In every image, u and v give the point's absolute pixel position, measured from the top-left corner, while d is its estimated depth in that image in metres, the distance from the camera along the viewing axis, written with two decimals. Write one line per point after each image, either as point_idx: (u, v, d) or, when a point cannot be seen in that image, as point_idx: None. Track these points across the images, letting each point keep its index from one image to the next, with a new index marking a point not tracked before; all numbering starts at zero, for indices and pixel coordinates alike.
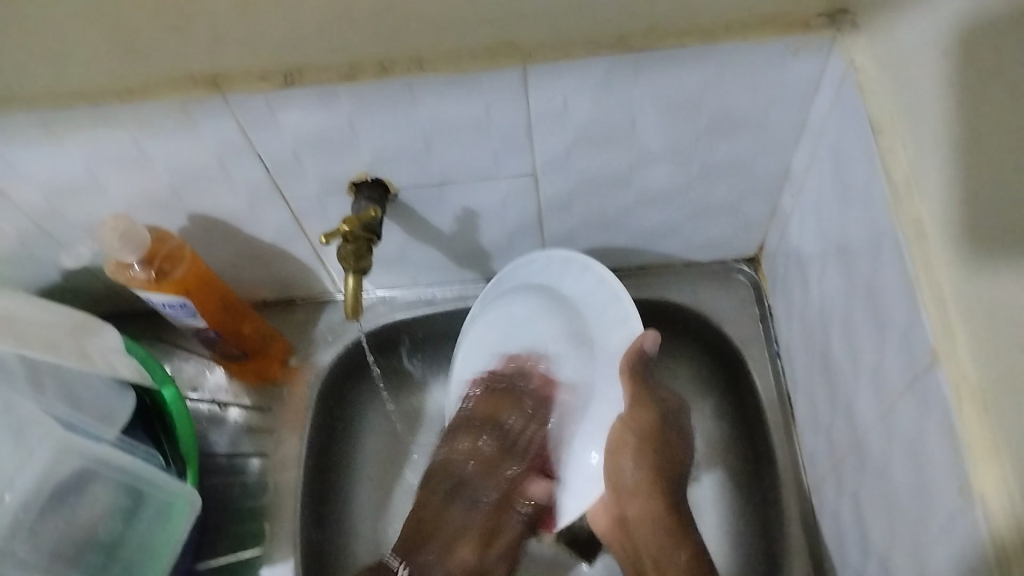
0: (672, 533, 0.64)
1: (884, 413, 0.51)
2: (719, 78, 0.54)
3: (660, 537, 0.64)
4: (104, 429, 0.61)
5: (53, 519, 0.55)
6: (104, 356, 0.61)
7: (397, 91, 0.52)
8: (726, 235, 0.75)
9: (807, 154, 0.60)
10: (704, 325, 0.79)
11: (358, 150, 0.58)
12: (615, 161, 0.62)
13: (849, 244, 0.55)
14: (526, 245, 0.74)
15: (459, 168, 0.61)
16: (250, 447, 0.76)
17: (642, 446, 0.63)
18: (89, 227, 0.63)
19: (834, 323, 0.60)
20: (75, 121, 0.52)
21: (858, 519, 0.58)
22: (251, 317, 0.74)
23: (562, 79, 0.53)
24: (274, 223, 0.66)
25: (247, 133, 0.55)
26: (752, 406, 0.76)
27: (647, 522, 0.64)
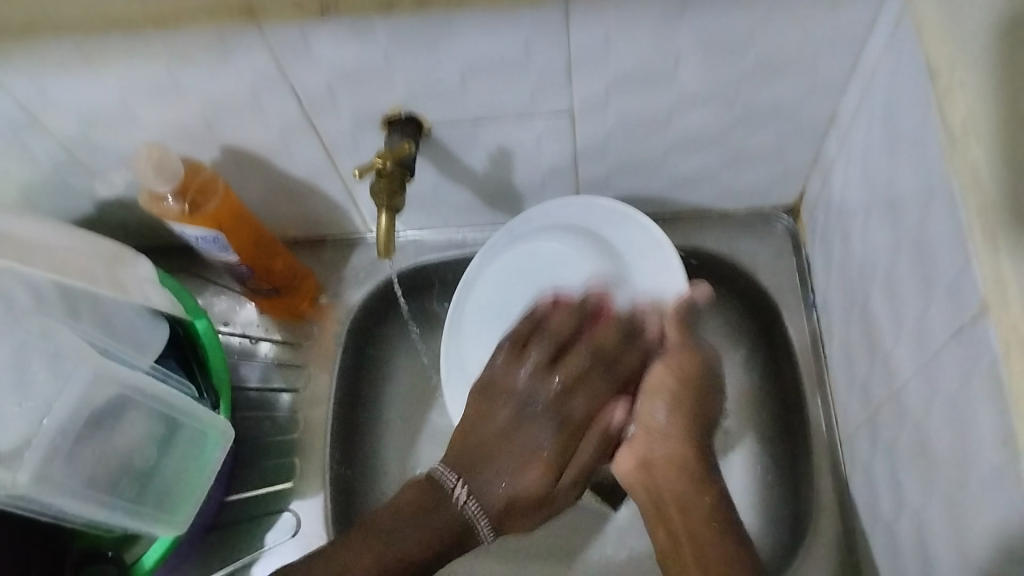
0: None
1: (926, 366, 0.50)
2: (770, 15, 0.52)
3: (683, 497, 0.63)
4: (139, 359, 0.61)
5: (91, 445, 0.56)
6: (139, 288, 0.61)
7: (433, 23, 0.51)
8: (765, 182, 0.73)
9: (858, 96, 0.58)
10: (739, 275, 0.78)
11: (392, 84, 0.56)
12: (656, 102, 0.60)
13: (898, 191, 0.53)
14: (560, 187, 0.72)
15: (495, 105, 0.59)
16: (280, 382, 0.76)
17: None
18: (123, 157, 0.63)
19: (877, 273, 0.58)
20: (107, 48, 0.52)
21: (891, 472, 0.58)
22: (283, 254, 0.74)
23: (605, 13, 0.51)
24: (306, 158, 0.65)
25: (280, 64, 0.54)
26: (786, 357, 0.75)
27: None
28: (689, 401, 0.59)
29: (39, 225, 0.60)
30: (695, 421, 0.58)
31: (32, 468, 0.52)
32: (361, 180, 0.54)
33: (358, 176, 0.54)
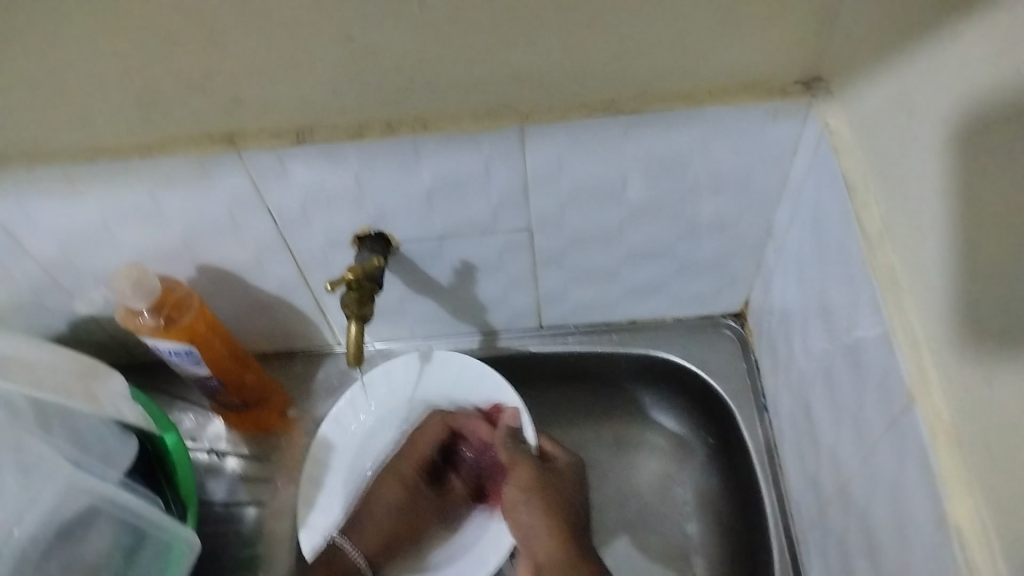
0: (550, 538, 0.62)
1: (867, 457, 0.53)
2: (703, 140, 0.57)
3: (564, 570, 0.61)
4: (108, 471, 0.62)
5: (57, 558, 0.56)
6: (111, 402, 0.63)
7: (401, 150, 0.56)
8: (713, 290, 0.77)
9: (788, 211, 0.64)
10: (693, 380, 0.82)
11: (362, 205, 0.60)
12: (606, 218, 0.65)
13: (830, 295, 0.57)
14: (520, 298, 0.76)
15: (457, 221, 0.63)
16: (246, 495, 0.77)
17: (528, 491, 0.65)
18: (100, 277, 0.66)
19: (817, 371, 0.62)
20: (93, 174, 0.55)
21: (844, 566, 0.60)
22: (254, 366, 0.75)
23: (558, 138, 0.56)
24: (278, 275, 0.68)
25: (257, 187, 0.58)
26: (742, 458, 0.78)
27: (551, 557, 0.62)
28: (542, 500, 0.64)
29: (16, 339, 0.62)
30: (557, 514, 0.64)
31: None
32: (333, 290, 0.57)
33: (329, 287, 0.57)
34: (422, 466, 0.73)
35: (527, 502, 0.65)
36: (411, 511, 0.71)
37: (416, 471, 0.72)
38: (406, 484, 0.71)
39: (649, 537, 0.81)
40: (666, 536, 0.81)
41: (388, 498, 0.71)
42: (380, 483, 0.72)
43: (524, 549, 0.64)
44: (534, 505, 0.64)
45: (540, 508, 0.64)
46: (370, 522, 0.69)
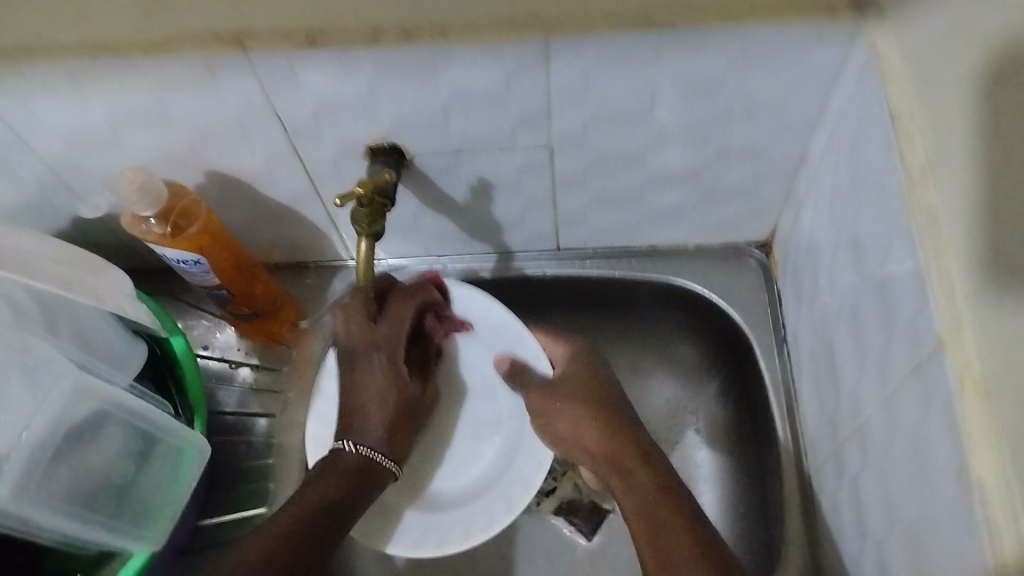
0: (625, 445, 0.65)
1: (888, 397, 0.52)
2: (741, 59, 0.54)
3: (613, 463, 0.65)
4: (117, 376, 0.61)
5: (68, 462, 0.55)
6: (112, 296, 0.59)
7: (418, 58, 0.52)
8: (739, 218, 0.75)
9: (826, 138, 0.60)
10: (713, 310, 0.80)
11: (375, 115, 0.58)
12: (632, 138, 0.62)
13: (863, 229, 0.54)
14: (538, 219, 0.74)
15: (475, 136, 0.61)
16: (256, 407, 0.77)
17: (570, 402, 0.69)
18: (107, 179, 0.64)
19: (842, 308, 0.60)
20: (96, 73, 0.53)
21: (855, 504, 0.59)
22: (263, 278, 0.74)
23: (584, 51, 0.52)
24: (290, 184, 0.66)
25: (267, 92, 0.55)
26: (758, 393, 0.77)
27: (600, 449, 0.66)
28: (579, 400, 0.68)
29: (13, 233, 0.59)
30: (598, 411, 0.67)
31: (10, 481, 0.50)
32: (342, 206, 0.54)
33: (338, 203, 0.54)
34: (381, 331, 0.67)
35: (557, 407, 0.69)
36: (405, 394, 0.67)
37: (388, 335, 0.67)
38: (372, 348, 0.66)
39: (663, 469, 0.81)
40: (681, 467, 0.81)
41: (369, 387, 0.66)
42: (375, 367, 0.66)
43: (574, 448, 0.67)
44: (568, 414, 0.68)
45: (574, 408, 0.68)
46: (375, 424, 0.65)
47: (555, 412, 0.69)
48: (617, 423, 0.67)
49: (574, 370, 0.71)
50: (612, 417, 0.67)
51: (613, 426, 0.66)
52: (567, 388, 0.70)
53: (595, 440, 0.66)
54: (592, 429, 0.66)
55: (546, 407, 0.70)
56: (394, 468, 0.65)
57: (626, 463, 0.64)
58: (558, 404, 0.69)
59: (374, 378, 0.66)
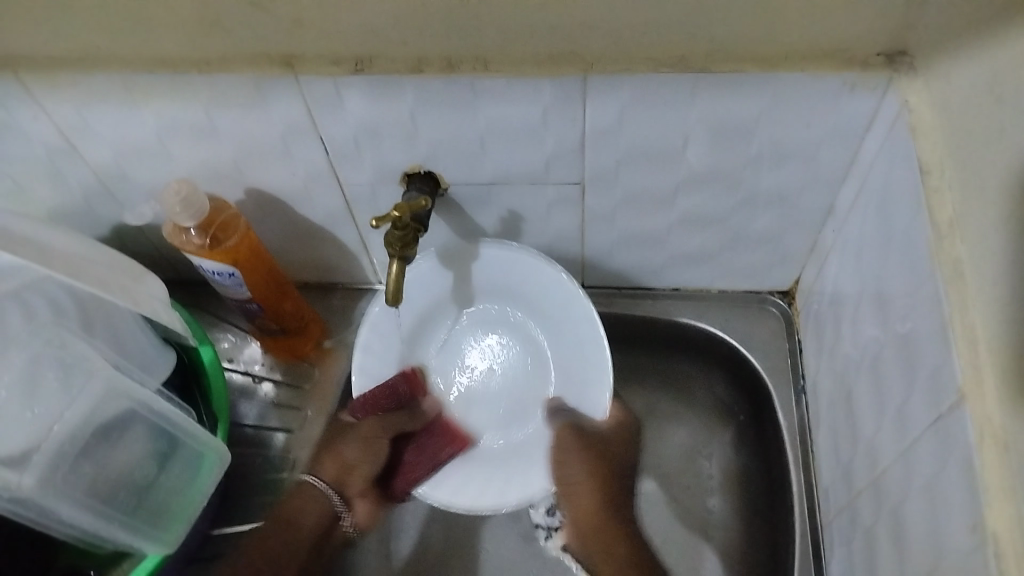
0: (609, 511, 0.71)
1: (905, 448, 0.52)
2: (773, 108, 0.55)
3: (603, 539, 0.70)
4: (147, 378, 0.63)
5: (93, 458, 0.56)
6: (149, 301, 0.61)
7: (460, 89, 0.54)
8: (764, 265, 0.75)
9: (854, 190, 0.61)
10: (734, 355, 0.80)
11: (414, 142, 0.60)
12: (662, 179, 0.63)
13: (886, 280, 0.55)
14: (564, 254, 0.75)
15: (509, 168, 0.62)
16: (276, 422, 0.78)
17: (588, 465, 0.70)
18: (150, 189, 0.66)
19: (863, 359, 0.60)
20: (152, 87, 0.55)
21: (868, 556, 0.58)
22: (293, 296, 0.75)
23: (621, 92, 0.54)
24: (325, 204, 0.68)
25: (312, 114, 0.57)
26: (774, 440, 0.76)
27: (592, 514, 0.71)
28: (597, 462, 0.71)
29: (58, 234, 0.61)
30: (603, 484, 0.72)
31: (38, 471, 0.52)
32: (377, 228, 0.56)
33: (374, 224, 0.56)
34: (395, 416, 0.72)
35: (575, 461, 0.70)
36: (347, 468, 0.72)
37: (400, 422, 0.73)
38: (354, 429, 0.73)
39: (674, 515, 0.80)
40: (688, 512, 0.80)
41: (369, 446, 0.72)
42: (347, 443, 0.72)
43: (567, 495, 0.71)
44: (580, 467, 0.70)
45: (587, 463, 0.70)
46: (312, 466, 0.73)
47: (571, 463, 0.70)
48: (611, 497, 0.72)
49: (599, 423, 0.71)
50: (608, 486, 0.72)
51: (608, 491, 0.72)
52: (584, 444, 0.70)
53: (586, 500, 0.71)
54: (598, 492, 0.71)
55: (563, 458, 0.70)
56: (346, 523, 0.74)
57: (616, 547, 0.70)
58: (575, 451, 0.70)
59: (350, 443, 0.72)
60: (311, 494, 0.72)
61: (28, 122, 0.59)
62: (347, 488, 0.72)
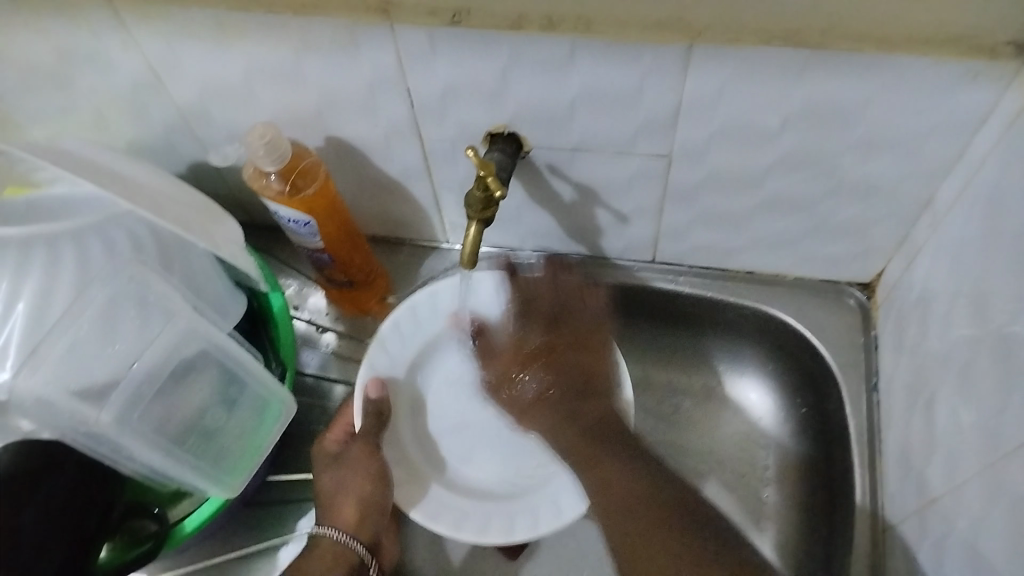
0: (636, 480, 0.59)
1: (995, 459, 0.49)
2: (882, 92, 0.52)
3: (651, 525, 0.57)
4: (220, 321, 0.63)
5: (169, 398, 0.56)
6: (227, 245, 0.61)
7: (556, 48, 0.52)
8: (847, 255, 0.72)
9: (960, 185, 0.58)
10: (805, 345, 0.77)
11: (503, 101, 0.58)
12: (753, 158, 0.61)
13: (989, 282, 0.52)
14: (641, 227, 0.73)
15: (595, 135, 0.60)
16: (337, 373, 0.78)
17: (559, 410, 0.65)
18: (232, 130, 0.67)
19: (952, 360, 0.57)
20: (243, 25, 0.54)
21: (937, 564, 0.56)
22: (364, 250, 0.75)
23: (725, 63, 0.52)
24: (403, 159, 0.67)
25: (401, 65, 0.56)
26: (840, 435, 0.74)
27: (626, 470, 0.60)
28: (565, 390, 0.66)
29: (136, 167, 0.62)
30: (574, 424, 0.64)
31: (116, 408, 0.53)
32: (473, 155, 0.55)
33: (470, 153, 0.55)
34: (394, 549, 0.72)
35: (580, 441, 0.63)
36: (377, 485, 0.67)
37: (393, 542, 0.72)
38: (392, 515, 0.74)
39: (723, 499, 0.80)
40: (742, 497, 0.80)
41: (362, 468, 0.67)
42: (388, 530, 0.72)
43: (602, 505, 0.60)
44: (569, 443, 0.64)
45: (578, 432, 0.64)
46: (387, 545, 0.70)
47: (545, 413, 0.66)
48: (586, 427, 0.64)
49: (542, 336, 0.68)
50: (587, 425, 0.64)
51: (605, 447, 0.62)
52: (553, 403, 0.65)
53: (626, 485, 0.59)
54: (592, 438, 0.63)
55: (547, 408, 0.66)
56: (367, 557, 0.65)
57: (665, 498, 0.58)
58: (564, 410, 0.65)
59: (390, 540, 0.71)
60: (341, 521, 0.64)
61: (116, 53, 0.59)
62: (353, 525, 0.64)
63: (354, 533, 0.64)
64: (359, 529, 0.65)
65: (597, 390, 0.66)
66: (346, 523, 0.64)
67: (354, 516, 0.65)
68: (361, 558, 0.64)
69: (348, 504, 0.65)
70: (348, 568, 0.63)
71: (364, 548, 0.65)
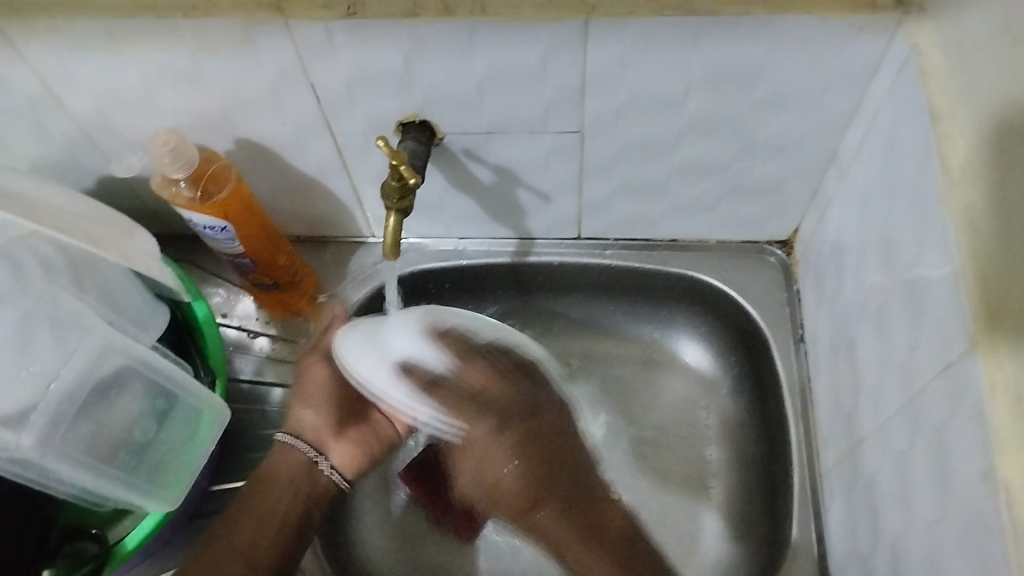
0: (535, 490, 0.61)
1: (912, 395, 0.51)
2: (777, 53, 0.54)
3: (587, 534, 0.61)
4: (141, 334, 0.62)
5: (92, 416, 0.55)
6: (141, 258, 0.61)
7: (456, 32, 0.52)
8: (764, 214, 0.74)
9: (858, 137, 0.60)
10: (733, 306, 0.79)
11: (410, 89, 0.58)
12: (661, 127, 0.62)
13: (893, 227, 0.54)
14: (563, 204, 0.74)
15: (506, 116, 0.60)
16: (272, 377, 0.77)
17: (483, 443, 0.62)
18: (137, 141, 0.65)
19: (867, 305, 0.59)
20: (134, 32, 0.53)
21: (870, 501, 0.59)
22: (287, 250, 0.74)
23: (624, 36, 0.52)
24: (317, 155, 0.66)
25: (303, 60, 0.55)
26: (773, 388, 0.76)
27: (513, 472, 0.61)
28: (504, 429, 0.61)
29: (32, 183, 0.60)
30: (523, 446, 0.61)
31: (36, 431, 0.51)
32: (384, 147, 0.54)
33: (379, 144, 0.54)
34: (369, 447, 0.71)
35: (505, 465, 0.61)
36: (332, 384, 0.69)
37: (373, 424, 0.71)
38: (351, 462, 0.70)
39: (671, 465, 0.82)
40: (686, 460, 0.81)
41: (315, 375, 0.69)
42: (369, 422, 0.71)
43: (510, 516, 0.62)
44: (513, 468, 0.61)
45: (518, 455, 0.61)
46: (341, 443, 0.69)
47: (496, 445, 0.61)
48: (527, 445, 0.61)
49: (501, 435, 0.61)
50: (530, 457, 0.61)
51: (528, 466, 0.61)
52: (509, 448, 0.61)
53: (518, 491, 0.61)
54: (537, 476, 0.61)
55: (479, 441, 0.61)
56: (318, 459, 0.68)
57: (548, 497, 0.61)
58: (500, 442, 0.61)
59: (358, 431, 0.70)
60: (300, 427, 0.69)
61: (5, 71, 0.57)
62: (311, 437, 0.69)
63: (303, 438, 0.69)
64: (309, 437, 0.69)
65: (533, 407, 0.62)
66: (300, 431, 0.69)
67: (313, 419, 0.69)
68: (307, 456, 0.68)
69: (308, 414, 0.69)
70: (294, 465, 0.67)
71: (311, 447, 0.68)
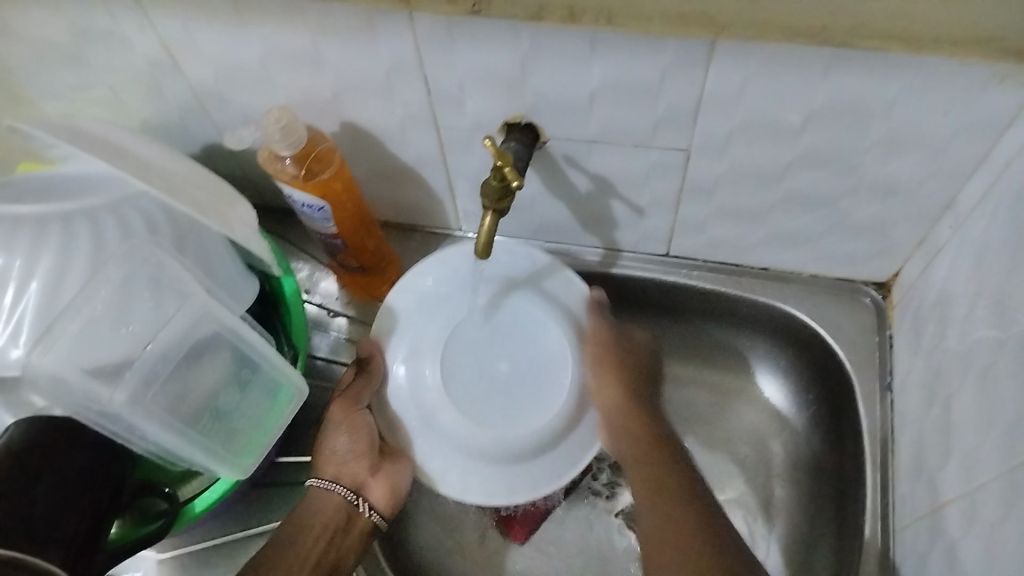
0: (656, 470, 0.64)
1: (1013, 465, 0.49)
2: (908, 91, 0.51)
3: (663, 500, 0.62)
4: (234, 304, 0.63)
5: (180, 379, 0.56)
6: (242, 229, 0.61)
7: (577, 38, 0.51)
8: (864, 253, 0.72)
9: (982, 187, 0.57)
10: (819, 344, 0.77)
11: (521, 91, 0.57)
12: (771, 155, 0.60)
13: (1012, 287, 0.51)
14: (656, 220, 0.73)
15: (613, 126, 0.59)
16: (347, 357, 0.78)
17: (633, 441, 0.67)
18: (247, 113, 0.66)
19: (970, 365, 0.56)
20: (261, 9, 0.54)
21: (948, 568, 0.56)
22: (377, 235, 0.75)
23: (750, 59, 0.51)
24: (418, 146, 0.67)
25: (419, 51, 0.55)
26: (852, 433, 0.73)
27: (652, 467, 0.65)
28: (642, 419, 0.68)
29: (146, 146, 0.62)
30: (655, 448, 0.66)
31: (128, 388, 0.53)
32: (491, 145, 0.54)
33: (487, 142, 0.54)
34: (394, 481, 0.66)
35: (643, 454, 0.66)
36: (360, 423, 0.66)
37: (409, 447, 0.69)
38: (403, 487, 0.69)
39: (736, 497, 0.80)
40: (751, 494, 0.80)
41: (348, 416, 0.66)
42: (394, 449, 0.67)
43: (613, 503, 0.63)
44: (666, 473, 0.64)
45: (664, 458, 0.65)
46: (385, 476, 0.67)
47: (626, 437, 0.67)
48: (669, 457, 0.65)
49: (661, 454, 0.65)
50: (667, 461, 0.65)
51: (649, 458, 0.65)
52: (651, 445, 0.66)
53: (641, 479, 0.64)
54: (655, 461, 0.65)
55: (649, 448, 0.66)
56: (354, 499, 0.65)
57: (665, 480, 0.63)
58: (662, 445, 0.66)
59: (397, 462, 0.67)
60: (333, 468, 0.66)
61: (132, 33, 0.59)
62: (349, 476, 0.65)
63: (339, 479, 0.65)
64: (344, 478, 0.65)
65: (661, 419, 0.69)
66: (338, 474, 0.66)
67: (346, 462, 0.66)
68: (344, 497, 0.65)
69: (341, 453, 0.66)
70: (332, 508, 0.64)
71: (346, 488, 0.65)
